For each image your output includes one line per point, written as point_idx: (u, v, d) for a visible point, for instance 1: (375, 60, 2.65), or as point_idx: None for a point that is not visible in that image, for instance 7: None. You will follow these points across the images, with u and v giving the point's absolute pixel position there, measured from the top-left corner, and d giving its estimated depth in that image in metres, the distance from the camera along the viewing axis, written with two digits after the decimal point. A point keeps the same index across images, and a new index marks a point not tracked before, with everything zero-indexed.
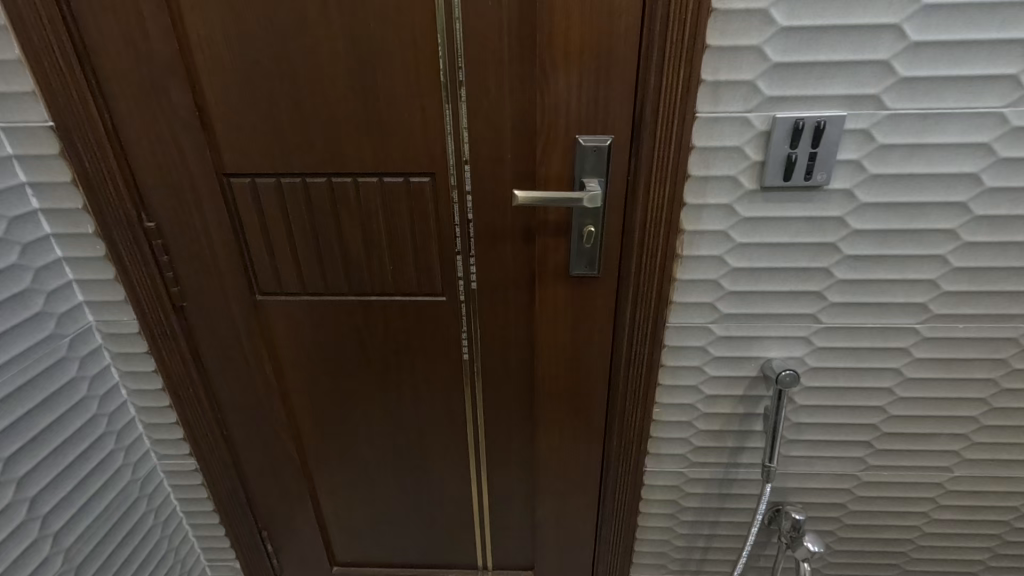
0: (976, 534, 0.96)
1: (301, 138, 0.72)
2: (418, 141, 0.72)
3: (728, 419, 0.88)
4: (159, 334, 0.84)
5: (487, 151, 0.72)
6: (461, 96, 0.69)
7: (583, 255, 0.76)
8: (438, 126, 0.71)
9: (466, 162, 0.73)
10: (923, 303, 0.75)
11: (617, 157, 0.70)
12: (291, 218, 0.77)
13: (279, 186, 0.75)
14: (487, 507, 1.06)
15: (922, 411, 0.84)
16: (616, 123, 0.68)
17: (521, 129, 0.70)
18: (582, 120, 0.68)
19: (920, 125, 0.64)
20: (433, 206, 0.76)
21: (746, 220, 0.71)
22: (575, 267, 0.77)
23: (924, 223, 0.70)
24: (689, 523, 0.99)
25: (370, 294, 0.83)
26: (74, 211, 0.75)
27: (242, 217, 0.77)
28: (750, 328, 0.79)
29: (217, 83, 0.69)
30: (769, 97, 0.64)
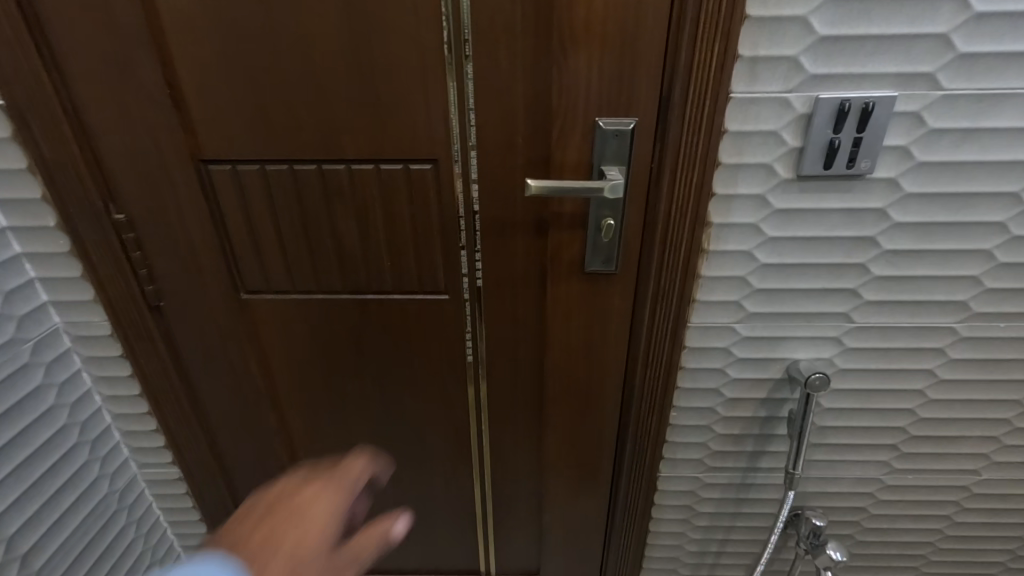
0: (997, 537, 0.93)
1: (287, 121, 0.64)
2: (419, 124, 0.64)
3: (749, 422, 0.83)
4: (135, 336, 0.77)
5: (497, 136, 0.65)
6: (468, 73, 0.62)
7: (600, 250, 0.70)
8: (441, 107, 0.63)
9: (473, 147, 0.66)
10: (963, 301, 0.70)
11: (640, 142, 0.63)
12: (278, 209, 0.70)
13: (264, 174, 0.67)
14: (490, 512, 1.01)
15: (952, 413, 0.80)
16: (641, 104, 0.61)
17: (534, 110, 0.63)
18: (602, 100, 0.61)
19: (976, 108, 0.58)
20: (437, 197, 0.69)
21: (780, 212, 0.65)
22: (590, 263, 0.71)
23: (972, 216, 0.64)
24: (703, 528, 0.94)
25: (366, 292, 0.76)
26: (32, 202, 0.67)
27: (223, 209, 0.70)
28: (777, 328, 0.74)
29: (191, 57, 0.61)
30: (812, 76, 0.57)
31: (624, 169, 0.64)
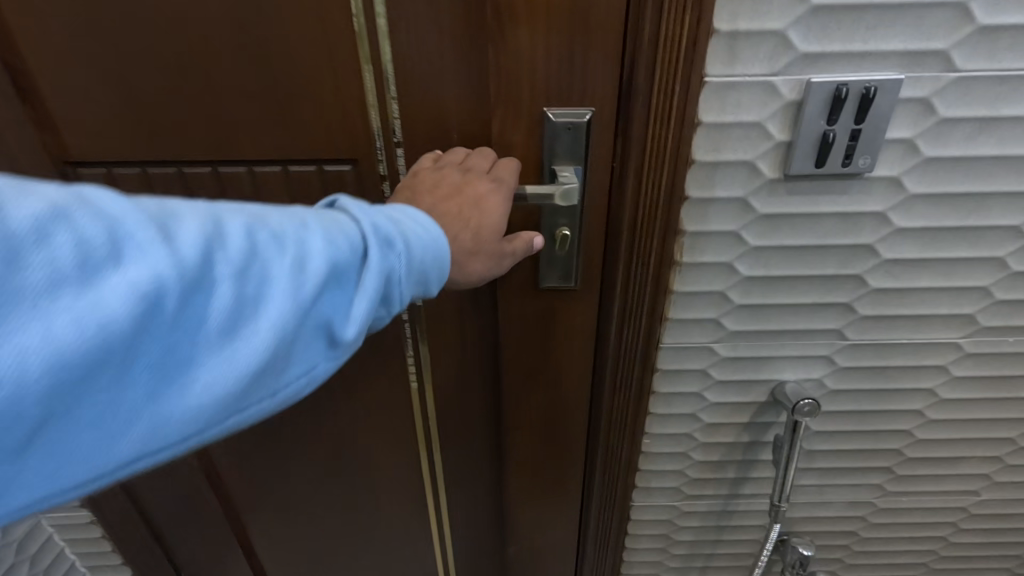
0: (994, 556, 0.86)
1: (167, 115, 0.52)
2: (331, 117, 0.53)
3: (730, 448, 0.74)
4: None
5: (427, 131, 0.54)
6: (386, 53, 0.50)
7: (556, 264, 0.60)
8: (356, 96, 0.52)
9: (399, 144, 0.55)
10: (969, 314, 0.62)
11: (598, 137, 0.52)
12: None
13: (148, 178, 0.56)
14: (448, 539, 0.92)
15: (952, 434, 0.72)
16: (597, 90, 0.50)
17: (468, 99, 0.53)
18: (550, 86, 0.50)
19: (997, 92, 0.49)
20: None
21: (763, 218, 0.55)
22: (546, 278, 0.61)
23: (985, 219, 0.55)
24: (681, 557, 0.86)
25: None
26: None
27: None
28: (761, 347, 0.64)
29: (34, 36, 0.49)
30: (803, 55, 0.47)
31: (581, 169, 0.54)
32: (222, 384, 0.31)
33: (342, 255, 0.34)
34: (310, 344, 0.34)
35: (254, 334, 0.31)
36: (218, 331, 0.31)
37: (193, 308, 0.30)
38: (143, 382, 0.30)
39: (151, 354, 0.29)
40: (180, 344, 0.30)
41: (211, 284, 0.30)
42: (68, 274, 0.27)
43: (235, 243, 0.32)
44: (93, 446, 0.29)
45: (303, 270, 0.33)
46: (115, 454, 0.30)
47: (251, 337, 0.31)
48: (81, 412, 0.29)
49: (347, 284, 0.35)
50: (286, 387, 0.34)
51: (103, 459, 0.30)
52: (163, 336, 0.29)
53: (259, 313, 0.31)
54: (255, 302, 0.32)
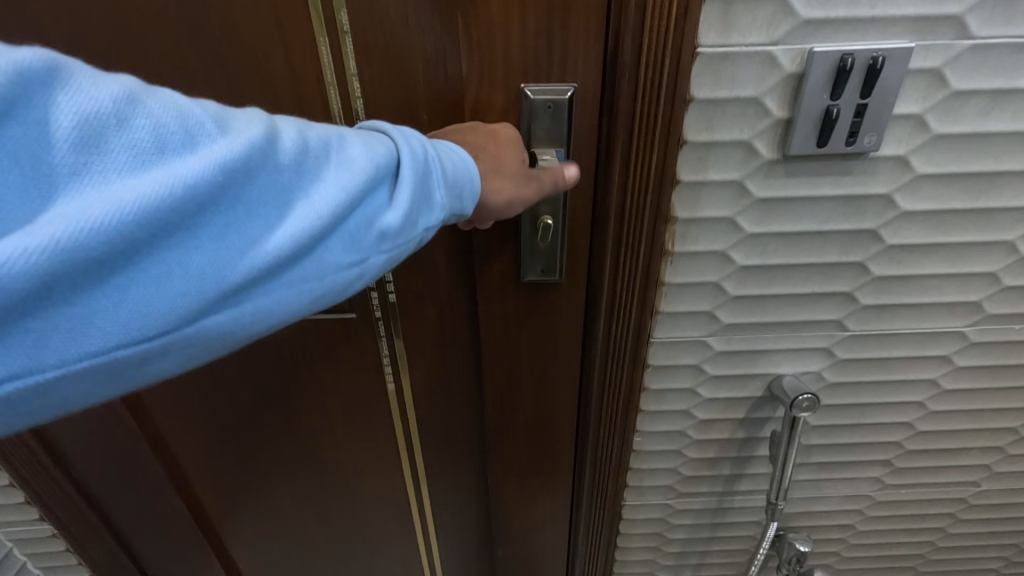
0: (992, 545, 0.85)
1: None
2: (286, 98, 0.50)
3: (725, 444, 0.71)
4: None
5: (393, 111, 0.51)
6: (343, 27, 0.47)
7: (538, 256, 0.55)
8: (313, 76, 0.49)
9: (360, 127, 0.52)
10: (975, 302, 0.58)
11: (581, 116, 0.48)
12: None
13: None
14: (433, 540, 0.89)
15: (954, 425, 0.69)
16: (579, 64, 0.46)
17: (437, 76, 0.48)
18: (527, 59, 0.45)
19: (1013, 62, 0.45)
20: None
21: (761, 203, 0.51)
22: (528, 272, 0.56)
23: (995, 201, 0.52)
24: (675, 555, 0.83)
25: None
26: None
27: None
28: (758, 340, 0.61)
29: None
30: (805, 22, 0.43)
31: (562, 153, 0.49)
32: (287, 247, 0.30)
33: (391, 157, 0.34)
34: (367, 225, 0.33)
35: (317, 203, 0.31)
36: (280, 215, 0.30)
37: (257, 190, 0.30)
38: (215, 241, 0.28)
39: (224, 212, 0.29)
40: (250, 204, 0.29)
41: (274, 163, 0.30)
42: (148, 130, 0.27)
43: (297, 132, 0.32)
44: (161, 305, 0.28)
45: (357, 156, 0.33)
46: (181, 318, 0.28)
47: (315, 203, 0.31)
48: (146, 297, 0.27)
49: (395, 176, 0.34)
50: (344, 268, 0.33)
51: (168, 324, 0.28)
52: (236, 195, 0.29)
53: (320, 198, 0.31)
54: (321, 178, 0.32)
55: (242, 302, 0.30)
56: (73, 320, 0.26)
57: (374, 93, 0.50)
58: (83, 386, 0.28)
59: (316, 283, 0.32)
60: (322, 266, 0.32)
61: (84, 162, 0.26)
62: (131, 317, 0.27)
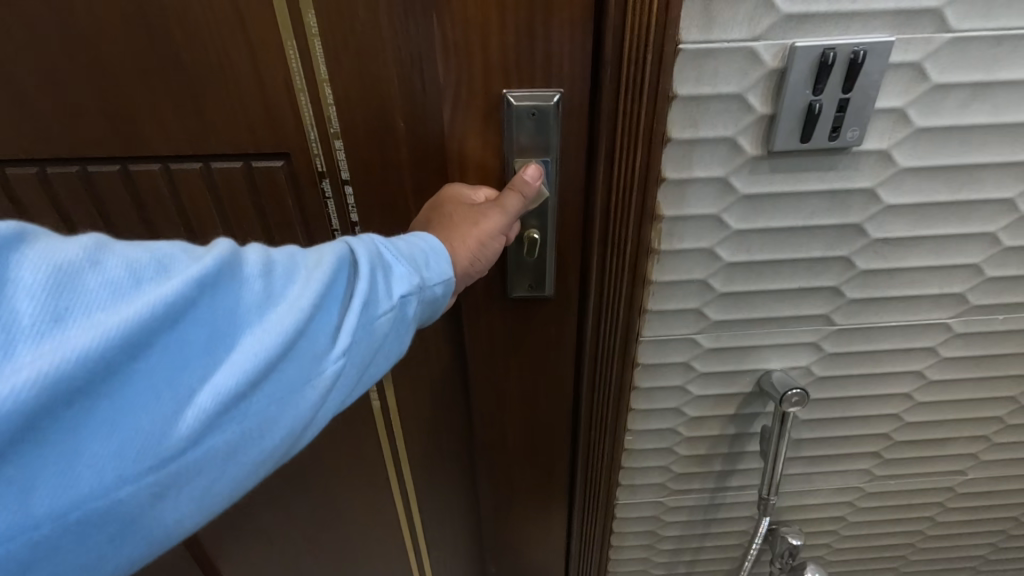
0: (980, 532, 0.86)
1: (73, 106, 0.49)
2: (255, 108, 0.50)
3: (716, 441, 0.71)
4: None
5: (371, 117, 0.51)
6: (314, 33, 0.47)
7: (525, 271, 0.55)
8: (282, 84, 0.49)
9: (336, 135, 0.52)
10: (960, 294, 0.59)
11: (566, 121, 0.47)
12: (75, 220, 0.56)
13: (45, 176, 0.53)
14: (424, 549, 0.88)
15: (941, 415, 0.70)
16: (557, 67, 0.45)
17: (414, 80, 0.48)
18: (508, 63, 0.45)
19: (992, 55, 0.45)
20: (295, 198, 0.56)
21: (747, 199, 0.51)
22: (515, 287, 0.56)
23: (977, 193, 0.52)
24: (669, 552, 0.83)
25: None
26: None
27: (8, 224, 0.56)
28: (746, 336, 0.61)
29: None
30: (786, 17, 0.43)
31: (547, 159, 0.48)
32: (272, 348, 0.31)
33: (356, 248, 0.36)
34: (347, 313, 0.34)
35: (294, 301, 0.32)
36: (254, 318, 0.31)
37: (228, 300, 0.30)
38: (197, 360, 0.29)
39: (201, 329, 0.29)
40: (228, 314, 0.30)
41: (243, 273, 0.31)
42: (125, 272, 0.28)
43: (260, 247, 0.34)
44: (141, 437, 0.27)
45: (320, 254, 0.35)
46: (170, 447, 0.28)
47: (291, 301, 0.32)
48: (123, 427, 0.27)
49: (361, 260, 0.36)
50: (333, 358, 0.34)
51: (151, 452, 0.28)
52: (212, 309, 0.30)
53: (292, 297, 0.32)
54: (290, 280, 0.33)
55: (233, 419, 0.30)
56: (56, 470, 0.26)
57: (349, 99, 0.50)
58: (84, 539, 0.28)
59: (308, 378, 0.33)
60: (309, 363, 0.33)
61: (66, 311, 0.26)
62: (118, 458, 0.27)
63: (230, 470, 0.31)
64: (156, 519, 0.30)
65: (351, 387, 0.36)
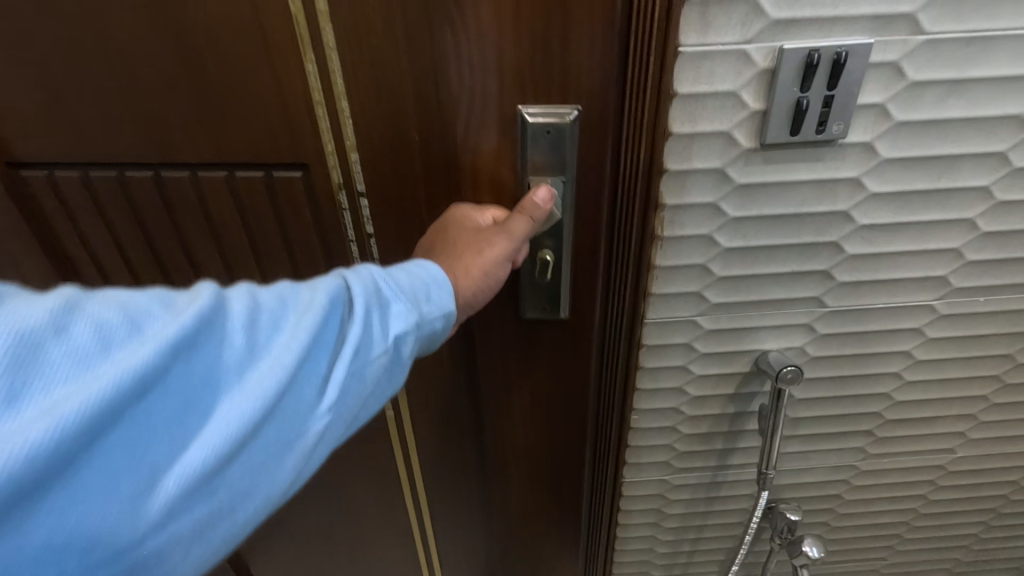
0: (971, 509, 0.90)
1: (118, 117, 0.55)
2: (278, 122, 0.55)
3: (717, 420, 0.75)
4: None
5: (388, 130, 0.55)
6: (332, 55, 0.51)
7: (540, 291, 0.60)
8: (303, 100, 0.54)
9: (352, 148, 0.57)
10: (943, 276, 0.63)
11: (586, 138, 0.52)
12: (113, 219, 0.62)
13: (86, 180, 0.59)
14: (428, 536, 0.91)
15: (929, 394, 0.74)
16: (557, 85, 0.50)
17: (428, 97, 0.53)
18: (518, 83, 0.50)
19: (964, 54, 0.49)
20: (312, 206, 0.60)
21: (742, 188, 0.55)
22: (530, 309, 0.62)
23: (955, 181, 0.56)
24: (673, 529, 0.88)
25: None
26: None
27: (54, 222, 0.63)
28: (744, 318, 0.65)
29: None
30: (775, 22, 0.47)
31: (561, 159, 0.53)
32: (240, 419, 0.34)
33: (338, 299, 0.39)
34: (321, 372, 0.37)
35: (263, 368, 0.35)
36: (222, 385, 0.34)
37: (196, 368, 0.33)
38: (166, 431, 0.32)
39: (168, 400, 0.32)
40: (197, 382, 0.33)
41: (217, 338, 0.35)
42: (100, 345, 0.31)
43: (240, 301, 0.37)
44: (111, 509, 0.31)
45: (301, 309, 0.38)
46: (140, 521, 0.31)
47: (265, 367, 0.35)
48: (93, 496, 0.30)
49: (342, 311, 0.39)
50: (304, 421, 0.37)
51: (121, 521, 0.31)
52: (181, 380, 0.33)
53: (260, 365, 0.35)
54: (263, 343, 0.36)
55: (202, 494, 0.33)
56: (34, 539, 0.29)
57: (366, 114, 0.55)
58: None
59: (285, 440, 0.36)
60: (277, 431, 0.36)
61: (38, 389, 0.29)
62: (91, 528, 0.30)
63: (202, 543, 0.34)
64: (171, 568, 0.34)
65: (320, 453, 0.39)
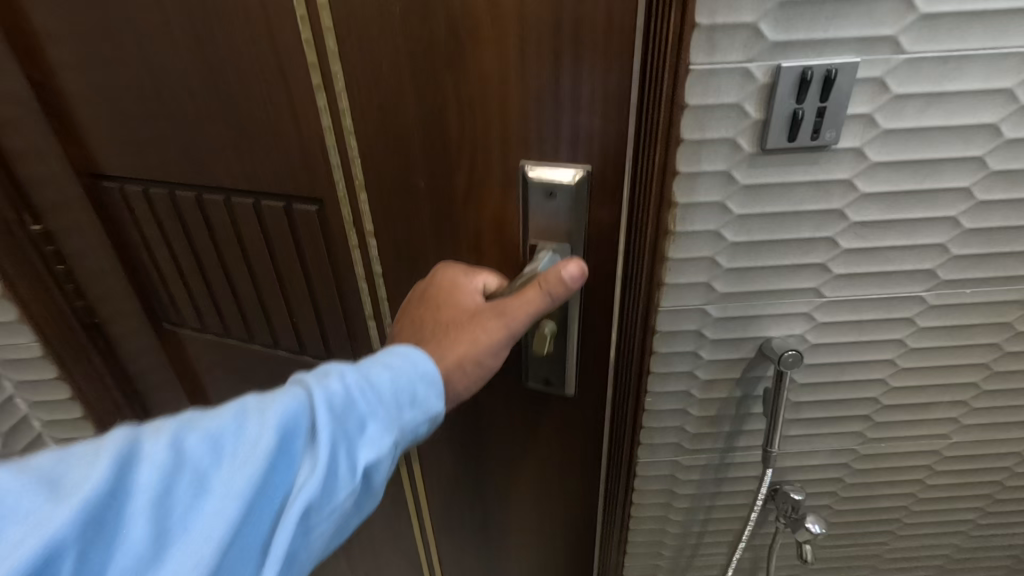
0: (969, 495, 0.95)
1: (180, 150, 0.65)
2: (303, 164, 0.63)
3: (724, 403, 0.81)
4: (64, 346, 0.81)
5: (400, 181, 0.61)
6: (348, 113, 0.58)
7: (544, 359, 0.71)
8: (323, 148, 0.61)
9: (363, 192, 0.63)
10: (931, 269, 0.69)
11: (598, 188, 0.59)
12: (167, 229, 0.73)
13: (149, 195, 0.71)
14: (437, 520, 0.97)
15: (923, 381, 0.80)
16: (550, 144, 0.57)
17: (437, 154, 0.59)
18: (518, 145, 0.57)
19: (940, 71, 0.56)
20: (326, 237, 0.68)
21: (746, 188, 0.62)
22: (535, 374, 0.73)
23: (939, 182, 0.63)
24: (684, 510, 0.94)
25: (270, 316, 0.78)
26: None
27: (125, 227, 0.75)
28: (749, 307, 0.72)
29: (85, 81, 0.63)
30: (773, 44, 0.54)
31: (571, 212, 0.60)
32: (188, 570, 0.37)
33: (288, 433, 0.44)
34: (270, 507, 0.42)
35: (210, 515, 0.39)
36: (167, 533, 0.38)
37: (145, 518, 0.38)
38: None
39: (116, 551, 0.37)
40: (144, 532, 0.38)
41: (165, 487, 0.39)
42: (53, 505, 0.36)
43: (188, 444, 0.41)
44: None
45: (248, 449, 0.42)
46: None
47: (211, 513, 0.39)
48: None
49: (290, 446, 0.44)
50: (255, 560, 0.41)
51: None
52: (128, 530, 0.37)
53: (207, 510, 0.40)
54: (208, 488, 0.40)
55: None
56: None
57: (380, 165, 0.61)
58: None
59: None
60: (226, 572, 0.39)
61: None
62: None
63: None
64: None
65: None
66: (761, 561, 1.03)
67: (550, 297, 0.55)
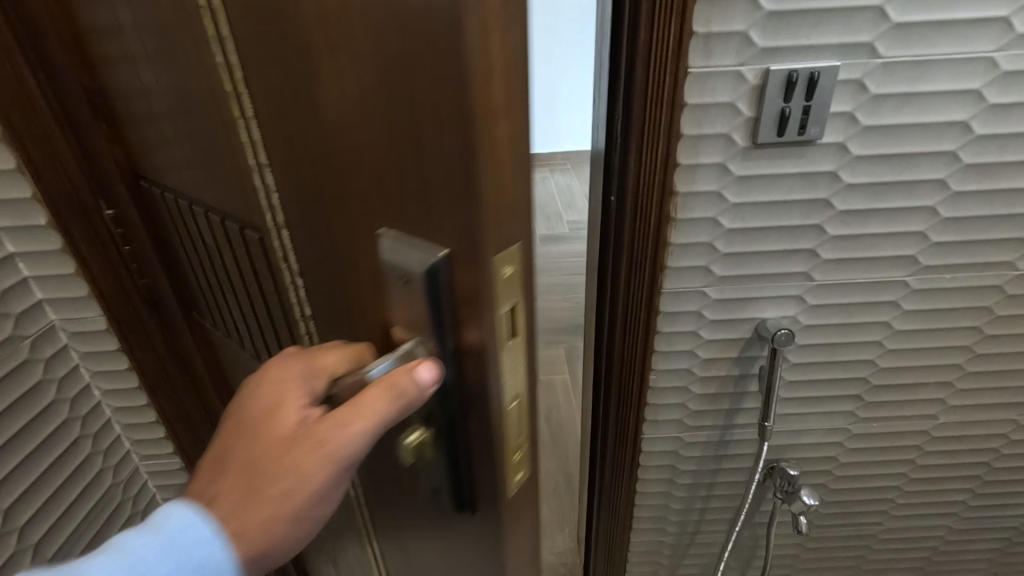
0: (957, 476, 1.00)
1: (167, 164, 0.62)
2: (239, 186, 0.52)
3: (723, 381, 0.88)
4: (130, 331, 0.82)
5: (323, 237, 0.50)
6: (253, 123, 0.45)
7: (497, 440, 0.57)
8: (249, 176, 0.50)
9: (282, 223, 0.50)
10: (912, 256, 0.76)
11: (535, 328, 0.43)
12: (180, 231, 0.70)
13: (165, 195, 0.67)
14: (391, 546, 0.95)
15: (909, 362, 0.86)
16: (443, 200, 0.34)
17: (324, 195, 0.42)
18: (398, 198, 0.37)
19: (913, 73, 0.63)
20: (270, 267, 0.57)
21: (741, 178, 0.69)
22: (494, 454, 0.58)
23: (915, 174, 0.70)
24: (686, 486, 1.00)
25: (257, 335, 0.71)
26: (38, 229, 0.73)
27: (160, 223, 0.74)
28: (745, 289, 0.78)
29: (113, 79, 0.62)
30: (762, 50, 0.62)
31: (435, 304, 0.38)
32: None
33: None
34: None
35: None
36: None
37: None
38: None
39: None
40: None
41: None
42: None
43: None
44: None
45: None
46: None
47: None
48: None
49: None
50: None
51: None
52: None
53: None
54: None
55: None
56: None
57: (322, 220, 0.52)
58: None
59: None
60: None
61: None
62: None
63: None
64: None
65: None
66: (760, 539, 1.09)
67: (398, 407, 0.40)
